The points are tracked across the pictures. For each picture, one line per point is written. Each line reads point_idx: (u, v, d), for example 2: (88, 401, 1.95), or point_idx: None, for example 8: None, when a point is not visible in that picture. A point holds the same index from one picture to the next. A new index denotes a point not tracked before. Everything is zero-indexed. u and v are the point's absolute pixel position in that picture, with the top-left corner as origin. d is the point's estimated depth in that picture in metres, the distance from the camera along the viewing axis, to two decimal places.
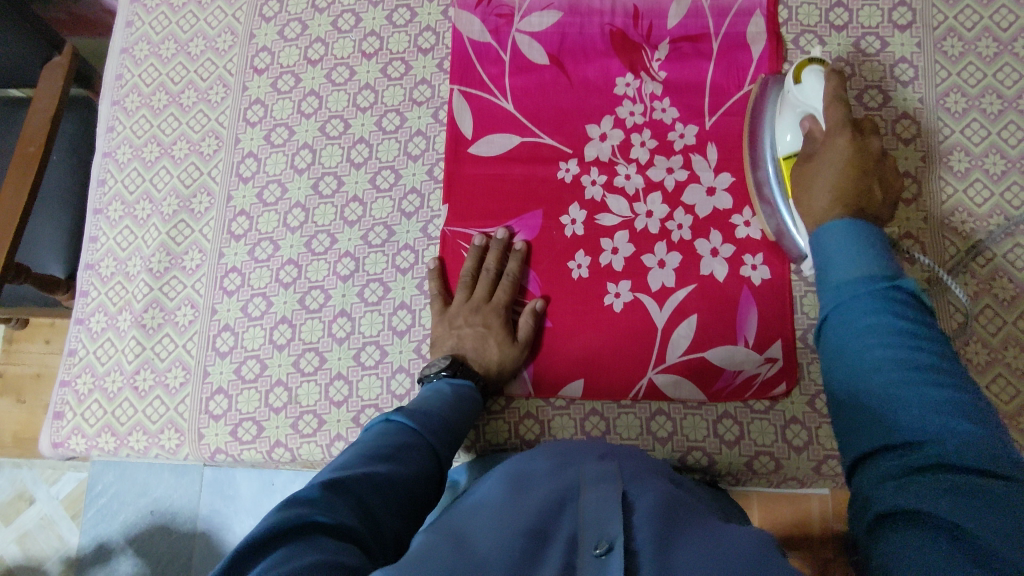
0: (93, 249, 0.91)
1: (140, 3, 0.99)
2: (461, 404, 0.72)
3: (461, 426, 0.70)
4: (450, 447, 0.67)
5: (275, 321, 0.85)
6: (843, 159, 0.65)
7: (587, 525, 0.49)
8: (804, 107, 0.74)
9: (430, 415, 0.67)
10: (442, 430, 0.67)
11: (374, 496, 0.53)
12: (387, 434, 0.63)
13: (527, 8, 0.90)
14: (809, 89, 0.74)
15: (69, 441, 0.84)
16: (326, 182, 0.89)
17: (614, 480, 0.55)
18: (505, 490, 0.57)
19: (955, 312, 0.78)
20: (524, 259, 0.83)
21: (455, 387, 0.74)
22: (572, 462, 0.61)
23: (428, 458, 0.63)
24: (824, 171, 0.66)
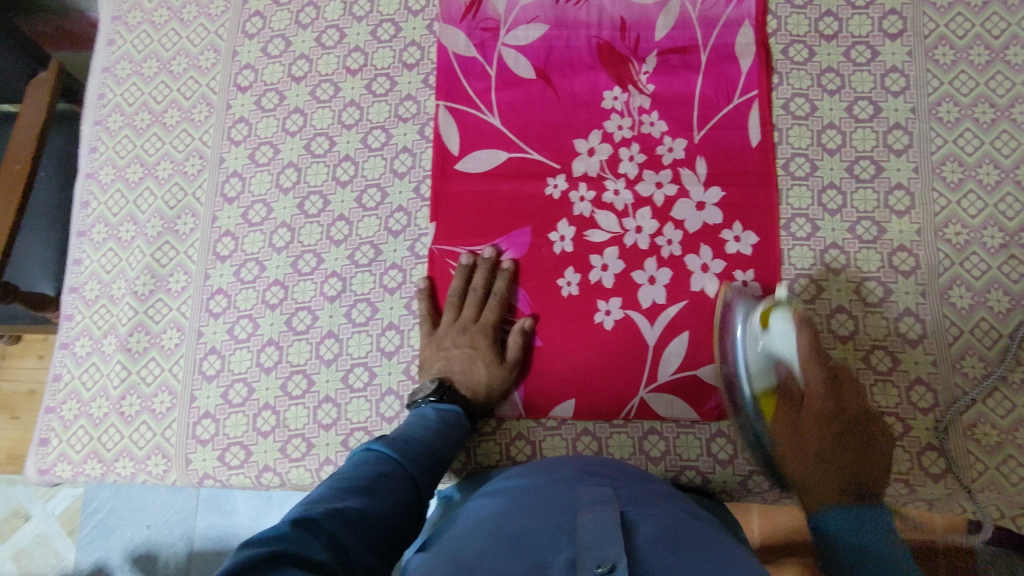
0: (77, 272, 0.90)
1: (122, 21, 0.97)
2: (444, 430, 0.71)
3: (443, 452, 0.69)
4: (431, 476, 0.66)
5: (262, 343, 0.84)
6: (825, 436, 0.68)
7: (586, 546, 0.48)
8: (779, 355, 0.73)
9: (411, 441, 0.66)
10: (422, 458, 0.66)
11: (347, 531, 0.52)
12: (365, 464, 0.62)
13: (513, 21, 0.89)
14: (777, 340, 0.72)
15: (55, 468, 0.83)
16: (312, 201, 0.87)
17: (611, 503, 0.54)
18: (500, 514, 0.56)
19: (950, 325, 0.77)
20: (512, 277, 0.82)
21: (441, 412, 0.73)
22: (568, 483, 0.60)
23: (408, 489, 0.62)
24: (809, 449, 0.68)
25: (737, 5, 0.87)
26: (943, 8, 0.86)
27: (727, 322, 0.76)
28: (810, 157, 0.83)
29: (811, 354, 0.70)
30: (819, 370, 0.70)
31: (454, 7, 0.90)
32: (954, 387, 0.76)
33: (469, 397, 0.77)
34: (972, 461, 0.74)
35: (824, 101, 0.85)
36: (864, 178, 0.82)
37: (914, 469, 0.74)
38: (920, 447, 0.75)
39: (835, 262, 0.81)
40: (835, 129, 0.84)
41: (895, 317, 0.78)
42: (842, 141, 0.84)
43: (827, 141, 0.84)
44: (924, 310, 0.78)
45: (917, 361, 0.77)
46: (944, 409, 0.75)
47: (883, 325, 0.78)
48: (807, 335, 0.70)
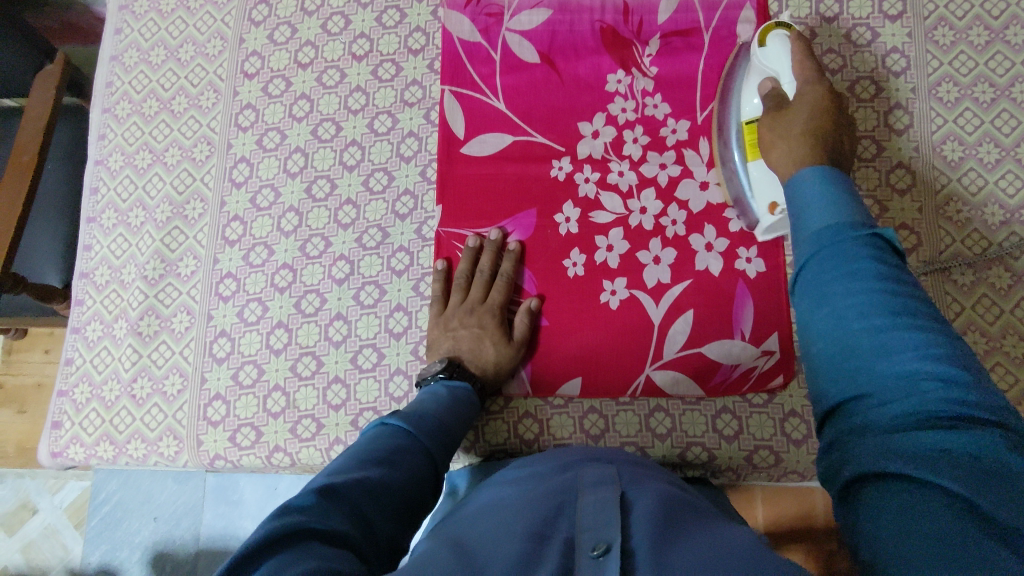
0: (87, 258, 0.91)
1: (129, 10, 0.98)
2: (456, 406, 0.72)
3: (456, 427, 0.70)
4: (445, 449, 0.67)
5: (271, 325, 0.85)
6: (812, 110, 0.70)
7: (585, 526, 0.49)
8: (769, 71, 0.76)
9: (425, 416, 0.68)
10: (436, 431, 0.67)
11: (368, 500, 0.53)
12: (382, 438, 0.63)
13: (516, 7, 0.90)
14: (771, 55, 0.76)
15: (68, 450, 0.84)
16: (320, 186, 0.88)
17: (612, 483, 0.55)
18: (504, 498, 0.57)
19: (952, 302, 0.78)
20: (518, 258, 0.83)
21: (451, 389, 0.74)
22: (571, 467, 0.61)
23: (423, 460, 0.63)
24: (795, 122, 0.69)
25: None
26: None
27: (730, 83, 0.82)
28: None
29: (804, 59, 0.74)
30: (813, 72, 0.73)
31: None
32: None
33: (478, 375, 0.78)
34: None
35: (826, 82, 0.86)
36: (866, 157, 0.83)
37: None
38: None
39: None
40: None
41: None
42: None
43: None
44: (926, 287, 0.79)
45: None
46: None
47: None
48: (801, 46, 0.74)
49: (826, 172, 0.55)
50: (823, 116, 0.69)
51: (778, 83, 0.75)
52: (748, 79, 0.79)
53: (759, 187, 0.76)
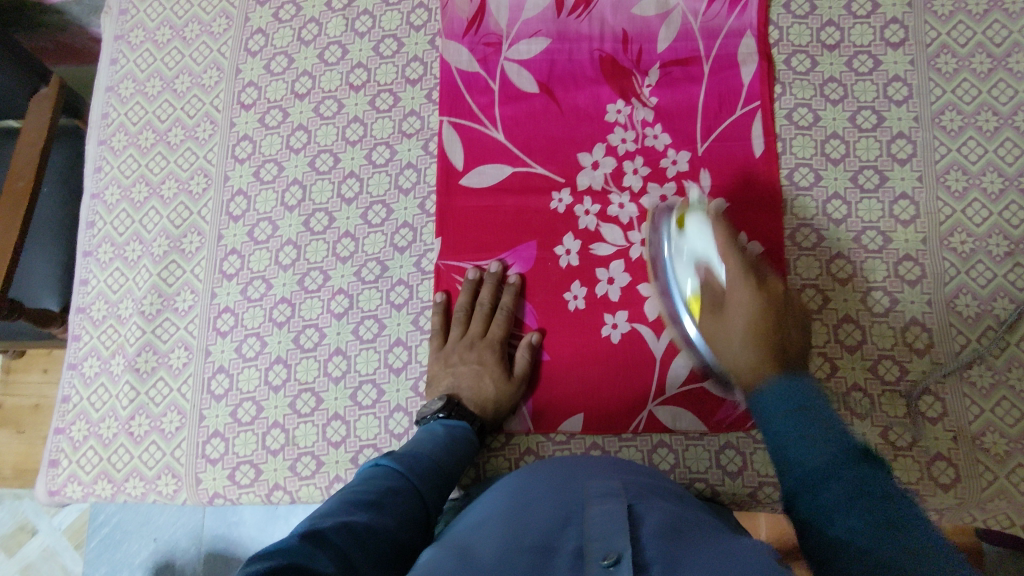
0: (84, 292, 0.90)
1: (125, 40, 0.98)
2: (452, 446, 0.71)
3: (451, 469, 0.69)
4: (439, 491, 0.66)
5: (270, 361, 0.84)
6: (753, 312, 0.67)
7: (594, 539, 0.48)
8: (699, 254, 0.74)
9: (419, 458, 0.67)
10: (430, 473, 0.66)
11: (355, 545, 0.51)
12: (373, 480, 0.61)
13: (515, 35, 0.89)
14: (696, 242, 0.74)
15: (65, 489, 0.84)
16: (318, 219, 0.88)
17: (620, 496, 0.54)
18: (509, 505, 0.56)
19: (957, 334, 0.78)
20: (519, 292, 0.83)
21: (449, 428, 0.73)
22: (576, 476, 0.60)
23: (415, 503, 0.62)
24: (738, 322, 0.67)
25: (739, 16, 0.87)
26: (945, 16, 0.86)
27: (658, 241, 0.79)
28: (814, 167, 0.84)
29: (726, 237, 0.72)
30: (737, 260, 0.71)
31: (455, 22, 0.90)
32: (962, 396, 0.76)
33: (478, 412, 0.77)
34: (981, 470, 0.74)
35: (827, 111, 0.85)
36: (868, 188, 0.83)
37: (923, 478, 0.74)
38: (929, 456, 0.75)
39: (841, 272, 0.81)
40: (839, 138, 0.84)
41: (902, 327, 0.79)
42: (845, 151, 0.84)
43: (830, 151, 0.84)
44: (931, 319, 0.78)
45: (925, 370, 0.77)
46: (952, 419, 0.76)
47: (890, 335, 0.79)
48: (724, 231, 0.73)
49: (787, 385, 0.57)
50: (764, 320, 0.66)
51: (711, 270, 0.73)
52: (677, 265, 0.76)
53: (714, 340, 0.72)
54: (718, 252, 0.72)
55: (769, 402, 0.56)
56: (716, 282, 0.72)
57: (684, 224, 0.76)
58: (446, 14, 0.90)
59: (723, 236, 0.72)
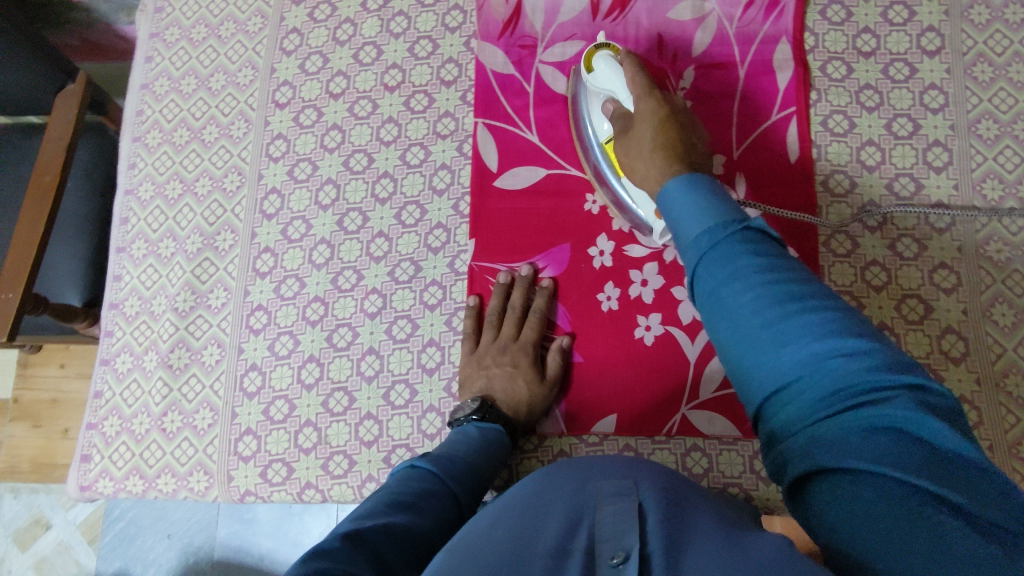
0: (117, 288, 0.90)
1: (160, 38, 0.98)
2: (485, 448, 0.71)
3: (485, 471, 0.69)
4: (474, 492, 0.66)
5: (303, 359, 0.84)
6: (654, 125, 0.69)
7: (603, 538, 0.49)
8: (608, 87, 0.75)
9: (454, 459, 0.67)
10: (465, 475, 0.66)
11: (391, 545, 0.51)
12: (410, 481, 0.62)
13: (550, 38, 0.89)
14: (602, 75, 0.76)
15: (97, 484, 0.84)
16: (351, 218, 0.88)
17: (631, 494, 0.54)
18: (518, 508, 0.56)
19: (993, 343, 0.77)
20: (551, 294, 0.83)
21: (482, 431, 0.73)
22: (590, 476, 0.60)
23: (450, 504, 0.62)
24: (646, 136, 0.69)
25: (775, 22, 0.87)
26: (981, 25, 0.86)
27: (577, 89, 0.84)
28: (849, 174, 0.84)
29: (638, 72, 0.72)
30: (646, 93, 0.71)
31: (491, 24, 0.90)
32: (998, 405, 0.76)
33: (512, 415, 0.77)
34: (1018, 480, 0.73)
35: (863, 118, 0.85)
36: (904, 196, 0.83)
37: None
38: None
39: (876, 279, 0.81)
40: (875, 145, 0.84)
41: (937, 335, 0.78)
42: (881, 158, 0.84)
43: (866, 158, 0.84)
44: (967, 327, 0.78)
45: (961, 379, 0.77)
46: (987, 428, 0.75)
47: (925, 343, 0.78)
48: (628, 62, 0.73)
49: (692, 179, 0.58)
50: (664, 132, 0.68)
51: (619, 100, 0.75)
52: (594, 115, 0.80)
53: (636, 198, 0.77)
54: (625, 79, 0.73)
55: (672, 200, 0.58)
56: (623, 108, 0.74)
57: (593, 63, 0.77)
58: (482, 15, 0.91)
59: (631, 67, 0.72)
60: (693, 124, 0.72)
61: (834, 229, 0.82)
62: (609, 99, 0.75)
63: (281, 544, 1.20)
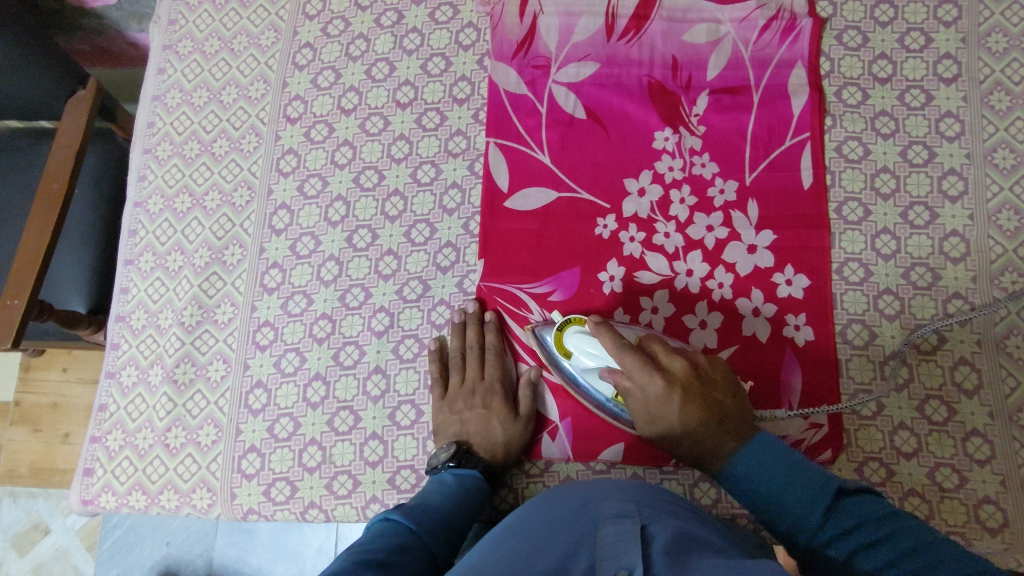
0: (124, 301, 0.90)
1: (173, 50, 0.98)
2: (463, 498, 0.70)
3: (461, 521, 0.67)
4: (448, 545, 0.64)
5: (309, 377, 0.84)
6: (678, 395, 0.67)
7: (605, 556, 0.48)
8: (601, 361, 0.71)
9: (429, 511, 0.65)
10: (440, 528, 0.64)
11: None
12: (384, 534, 0.59)
13: (564, 59, 0.89)
14: (587, 361, 0.72)
15: (99, 499, 0.83)
16: (361, 235, 0.87)
17: (633, 516, 0.54)
18: (516, 532, 0.55)
19: (1007, 375, 0.76)
20: (501, 327, 0.82)
21: (459, 477, 0.72)
22: (591, 496, 0.59)
23: (425, 559, 0.59)
24: (670, 419, 0.67)
25: (790, 46, 0.87)
26: (999, 53, 0.85)
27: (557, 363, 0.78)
28: (863, 202, 0.83)
29: (621, 340, 0.69)
30: (636, 356, 0.68)
31: (505, 44, 0.90)
32: (1011, 439, 0.75)
33: (491, 457, 0.77)
34: None
35: (878, 144, 0.84)
36: (918, 224, 0.82)
37: (969, 521, 0.73)
38: (975, 500, 0.73)
39: (889, 308, 0.80)
40: (889, 173, 0.84)
41: (950, 367, 0.77)
42: (895, 186, 0.83)
43: (880, 185, 0.83)
44: (980, 359, 0.77)
45: (973, 412, 0.76)
46: (1000, 463, 0.74)
47: (939, 374, 0.77)
48: (603, 334, 0.69)
49: None
50: (697, 411, 0.66)
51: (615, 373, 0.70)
52: (586, 373, 0.75)
53: None
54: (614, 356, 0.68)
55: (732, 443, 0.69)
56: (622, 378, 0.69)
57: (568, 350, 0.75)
58: (496, 35, 0.90)
59: (610, 341, 0.68)
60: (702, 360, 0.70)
61: (847, 260, 0.82)
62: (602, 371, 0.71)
63: (279, 556, 1.19)
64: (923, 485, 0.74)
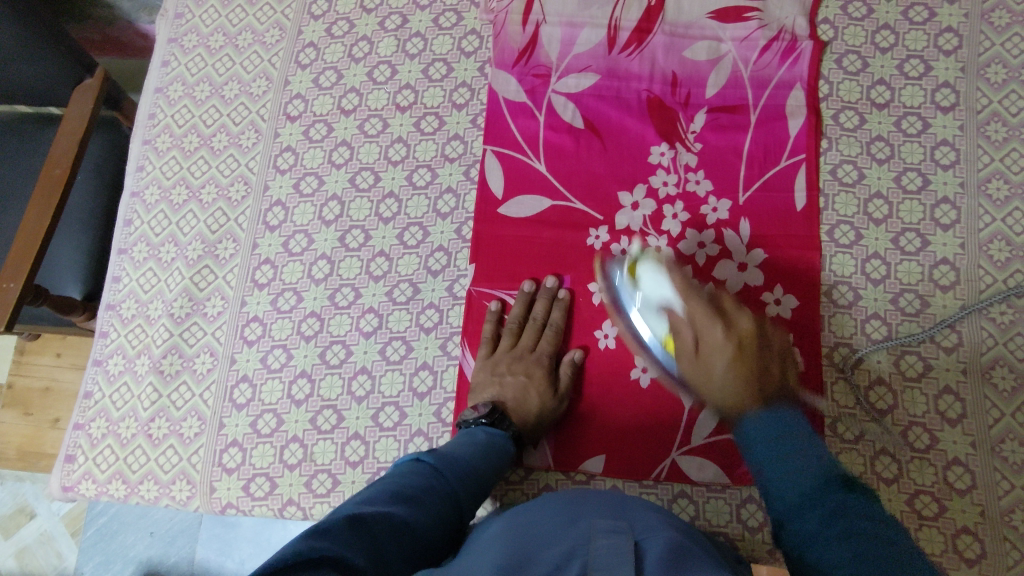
0: (115, 290, 0.90)
1: (178, 43, 0.99)
2: (492, 454, 0.70)
3: (488, 476, 0.68)
4: (473, 497, 0.65)
5: (294, 374, 0.84)
6: (728, 360, 0.65)
7: (597, 568, 0.47)
8: (661, 297, 0.72)
9: (459, 460, 0.66)
10: (467, 477, 0.65)
11: (390, 539, 0.52)
12: (413, 475, 0.62)
13: (565, 68, 0.90)
14: (650, 291, 0.74)
15: (79, 486, 0.83)
16: (354, 235, 0.88)
17: (625, 533, 0.53)
18: (506, 539, 0.54)
19: (991, 407, 0.76)
20: (567, 309, 0.82)
21: (490, 436, 0.72)
22: (581, 514, 0.58)
23: (449, 506, 0.62)
24: (715, 371, 0.65)
25: (790, 67, 0.87)
26: (997, 84, 0.86)
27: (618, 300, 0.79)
28: (855, 225, 0.83)
29: (688, 284, 0.71)
30: (699, 298, 0.69)
31: (507, 51, 0.90)
32: (992, 470, 0.74)
33: (518, 425, 0.77)
34: (1007, 548, 0.72)
35: (873, 169, 0.85)
36: (909, 251, 0.82)
37: (947, 551, 0.72)
38: (954, 530, 0.73)
39: (876, 333, 0.80)
40: (882, 198, 0.84)
41: (934, 394, 0.77)
42: (888, 212, 0.83)
43: (873, 210, 0.83)
44: (965, 389, 0.77)
45: (956, 442, 0.76)
46: (980, 493, 0.74)
47: (922, 402, 0.77)
48: (677, 275, 0.72)
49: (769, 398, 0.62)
50: (740, 373, 0.64)
51: (673, 312, 0.71)
52: (642, 309, 0.75)
53: None
54: (676, 296, 0.71)
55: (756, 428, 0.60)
56: (676, 321, 0.70)
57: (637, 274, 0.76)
58: (498, 43, 0.91)
59: (679, 281, 0.71)
60: (772, 340, 0.69)
61: (836, 285, 0.81)
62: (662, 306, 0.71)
63: (260, 552, 1.18)
64: (901, 512, 0.74)
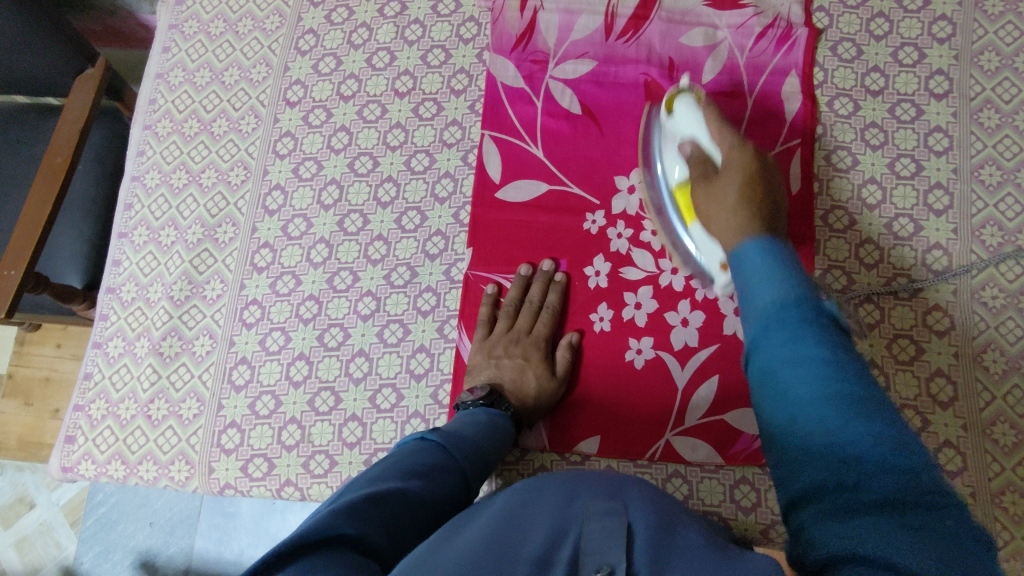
0: (115, 273, 0.91)
1: (179, 29, 0.99)
2: (493, 433, 0.70)
3: (493, 453, 0.68)
4: (481, 473, 0.65)
5: (293, 356, 0.85)
6: (739, 181, 0.69)
7: (588, 550, 0.47)
8: (687, 134, 0.77)
9: (463, 437, 0.66)
10: (473, 453, 0.65)
11: (404, 513, 0.52)
12: (420, 452, 0.62)
13: (562, 55, 0.90)
14: (682, 123, 0.77)
15: (78, 467, 0.84)
16: (352, 219, 0.88)
17: (619, 513, 0.53)
18: (502, 511, 0.54)
19: (982, 390, 0.77)
20: (564, 291, 0.83)
21: (491, 415, 0.72)
22: (579, 489, 0.57)
23: (458, 480, 0.61)
24: (726, 190, 0.69)
25: (785, 54, 0.88)
26: (991, 72, 0.86)
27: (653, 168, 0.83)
28: (849, 211, 0.84)
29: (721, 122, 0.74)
30: (730, 133, 0.73)
31: (505, 37, 0.91)
32: (982, 452, 0.75)
33: (518, 406, 0.77)
34: (998, 529, 0.72)
35: (867, 155, 0.85)
36: (902, 236, 0.82)
37: None
38: None
39: (869, 317, 0.80)
40: (876, 184, 0.84)
41: (926, 377, 0.78)
42: (882, 197, 0.84)
43: (866, 196, 0.84)
44: (957, 372, 0.77)
45: (947, 424, 0.76)
46: (971, 475, 0.74)
47: (914, 385, 0.78)
48: (711, 113, 0.75)
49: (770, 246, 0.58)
50: (748, 193, 0.68)
51: (699, 144, 0.75)
52: (669, 152, 0.80)
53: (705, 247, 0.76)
54: (708, 130, 0.75)
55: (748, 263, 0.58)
56: (700, 151, 0.75)
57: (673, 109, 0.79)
58: (496, 29, 0.92)
59: (711, 116, 0.75)
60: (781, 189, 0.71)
61: (829, 269, 0.82)
62: (691, 139, 0.76)
63: (260, 540, 1.18)
64: None
